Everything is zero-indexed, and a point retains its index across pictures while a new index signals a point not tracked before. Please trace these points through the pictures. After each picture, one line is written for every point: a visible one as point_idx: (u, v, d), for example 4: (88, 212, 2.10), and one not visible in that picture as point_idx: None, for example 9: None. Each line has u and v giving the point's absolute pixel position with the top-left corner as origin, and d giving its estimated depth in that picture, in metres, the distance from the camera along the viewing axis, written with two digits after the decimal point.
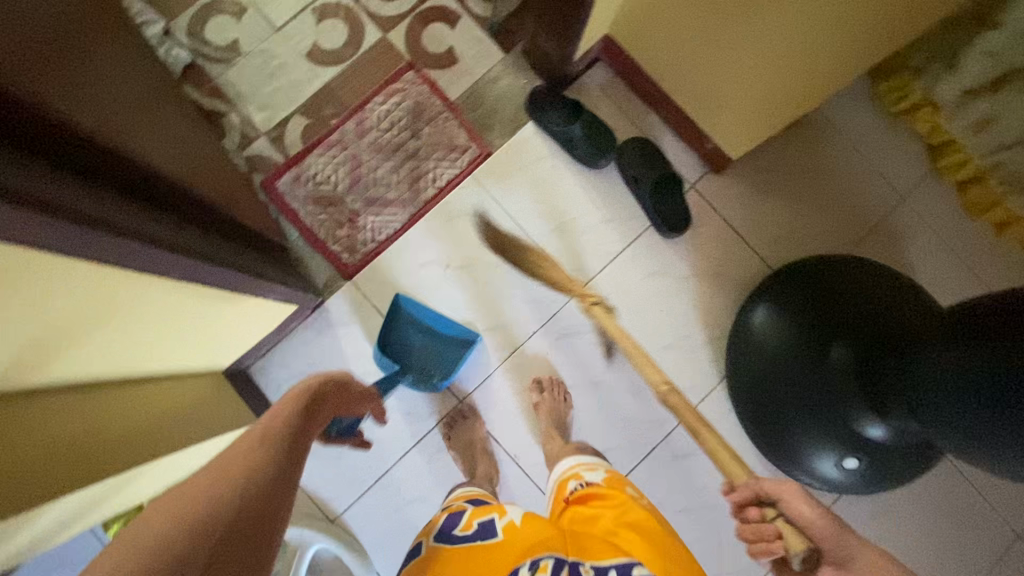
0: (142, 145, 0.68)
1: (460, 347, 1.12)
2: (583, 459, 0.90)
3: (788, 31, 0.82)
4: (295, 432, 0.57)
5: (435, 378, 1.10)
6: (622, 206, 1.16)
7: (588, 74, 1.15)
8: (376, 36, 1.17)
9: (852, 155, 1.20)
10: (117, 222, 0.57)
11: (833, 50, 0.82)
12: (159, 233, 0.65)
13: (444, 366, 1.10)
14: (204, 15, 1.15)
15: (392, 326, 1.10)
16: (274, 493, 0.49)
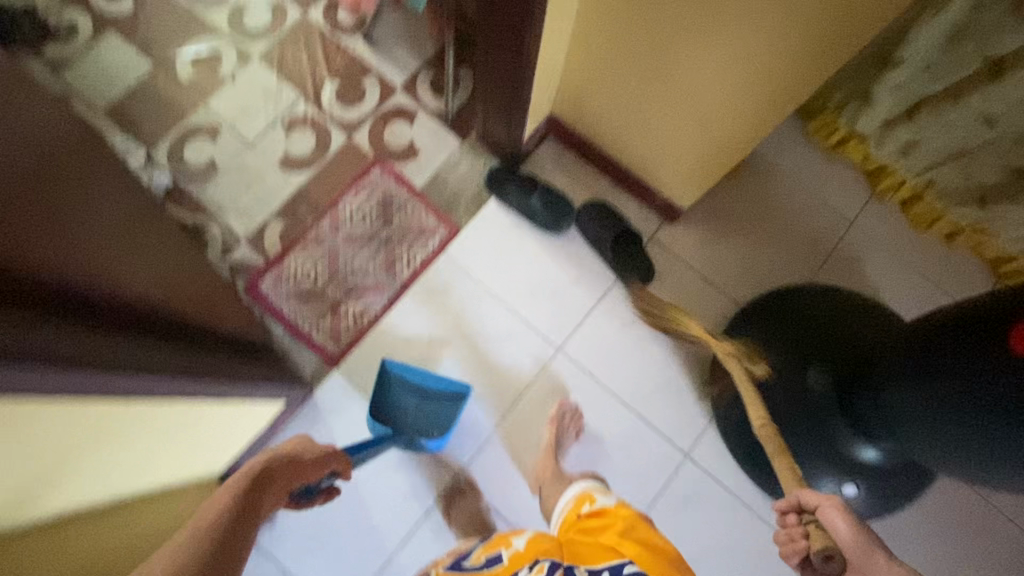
0: (124, 277, 0.73)
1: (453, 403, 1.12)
2: (595, 483, 0.90)
3: (713, 79, 0.89)
4: (252, 500, 0.62)
5: (431, 434, 1.09)
6: (587, 265, 1.22)
7: (539, 151, 1.26)
8: (342, 139, 1.27)
9: (796, 190, 1.28)
10: (107, 357, 0.61)
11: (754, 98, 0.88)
12: (147, 358, 0.68)
13: (439, 423, 1.10)
14: (181, 140, 1.25)
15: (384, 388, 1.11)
16: (237, 523, 0.57)
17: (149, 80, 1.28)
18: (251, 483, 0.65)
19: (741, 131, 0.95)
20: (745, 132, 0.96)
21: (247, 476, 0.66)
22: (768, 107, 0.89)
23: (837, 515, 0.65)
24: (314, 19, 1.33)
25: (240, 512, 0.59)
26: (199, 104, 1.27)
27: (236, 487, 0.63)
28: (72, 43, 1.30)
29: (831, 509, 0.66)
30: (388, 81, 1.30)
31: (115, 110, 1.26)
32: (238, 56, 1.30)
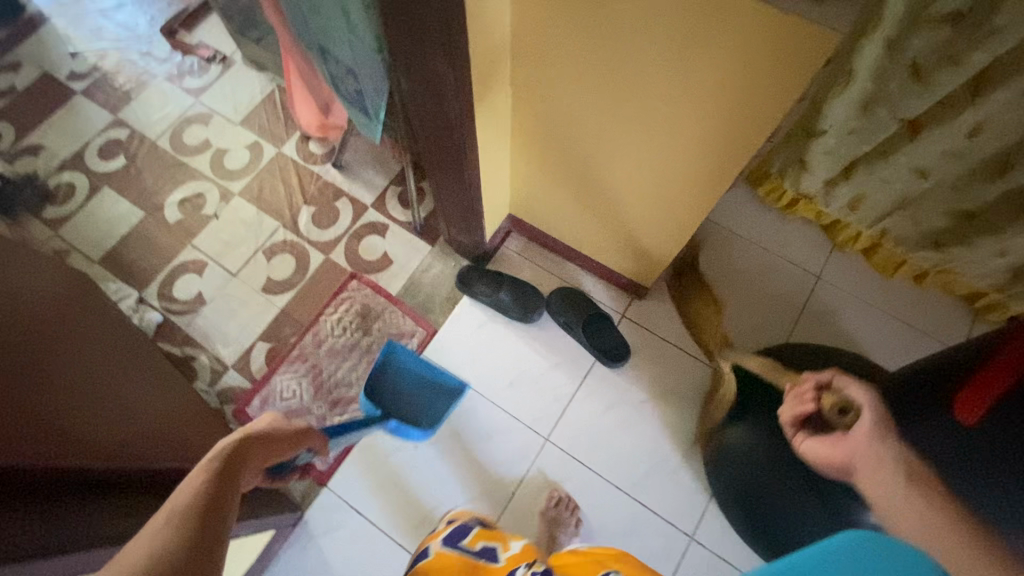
0: (90, 440, 0.72)
1: (446, 397, 1.20)
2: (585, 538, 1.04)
3: (648, 161, 0.87)
4: (232, 467, 0.60)
5: (421, 423, 1.17)
6: (565, 350, 1.23)
7: (505, 246, 1.33)
8: (320, 258, 1.35)
9: (757, 253, 1.32)
10: (57, 540, 0.58)
11: (690, 174, 0.85)
12: (110, 524, 0.65)
13: (431, 413, 1.18)
14: (170, 278, 1.33)
15: (385, 370, 1.21)
16: (213, 504, 0.53)
17: (139, 226, 1.39)
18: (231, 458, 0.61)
19: (684, 214, 0.96)
20: (688, 216, 0.96)
21: (224, 449, 0.61)
22: (700, 196, 0.89)
23: (858, 394, 0.75)
24: (288, 153, 1.46)
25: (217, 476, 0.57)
26: (186, 242, 1.37)
27: (214, 459, 0.59)
28: (70, 202, 1.42)
29: (859, 390, 0.75)
30: (359, 200, 1.40)
31: (109, 258, 1.35)
32: (220, 194, 1.42)
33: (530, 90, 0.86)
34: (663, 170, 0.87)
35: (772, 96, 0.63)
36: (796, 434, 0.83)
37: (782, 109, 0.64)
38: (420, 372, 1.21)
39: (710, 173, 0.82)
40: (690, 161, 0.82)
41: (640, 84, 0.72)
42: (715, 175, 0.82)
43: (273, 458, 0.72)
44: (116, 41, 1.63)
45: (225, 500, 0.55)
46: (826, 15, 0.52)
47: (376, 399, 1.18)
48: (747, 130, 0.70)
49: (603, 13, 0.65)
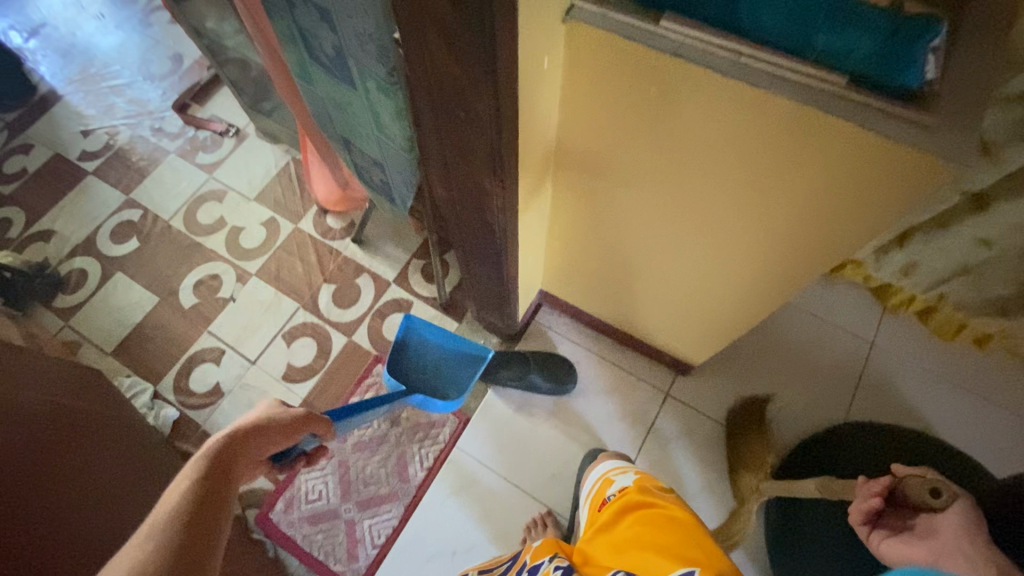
0: None
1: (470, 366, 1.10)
2: (616, 467, 0.92)
3: (692, 259, 0.80)
4: (223, 467, 0.55)
5: (449, 394, 1.08)
6: (606, 432, 1.17)
7: (536, 323, 1.27)
8: (343, 341, 1.28)
9: (806, 319, 1.24)
10: None
11: (742, 273, 0.77)
12: None
13: (457, 383, 1.09)
14: (186, 369, 1.27)
15: (401, 348, 1.08)
16: (206, 500, 0.49)
17: (154, 313, 1.33)
18: (220, 460, 0.55)
19: (730, 310, 0.88)
20: (746, 316, 0.87)
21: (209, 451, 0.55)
22: (760, 296, 0.80)
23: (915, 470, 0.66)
24: (305, 230, 1.41)
25: (207, 472, 0.53)
26: (203, 329, 1.31)
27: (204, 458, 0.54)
28: (82, 290, 1.37)
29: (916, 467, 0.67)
30: (381, 277, 1.35)
31: (123, 350, 1.30)
32: (237, 276, 1.36)
33: (575, 192, 0.80)
34: (714, 269, 0.80)
35: (860, 216, 0.57)
36: (871, 532, 0.68)
37: (872, 228, 0.58)
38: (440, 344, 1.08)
39: (775, 276, 0.74)
40: (742, 263, 0.75)
41: (709, 189, 0.64)
42: (783, 280, 0.74)
43: (274, 448, 0.65)
44: (129, 119, 1.60)
45: (211, 514, 0.48)
46: (944, 148, 0.45)
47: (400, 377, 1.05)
48: (830, 243, 0.63)
49: (678, 120, 0.57)
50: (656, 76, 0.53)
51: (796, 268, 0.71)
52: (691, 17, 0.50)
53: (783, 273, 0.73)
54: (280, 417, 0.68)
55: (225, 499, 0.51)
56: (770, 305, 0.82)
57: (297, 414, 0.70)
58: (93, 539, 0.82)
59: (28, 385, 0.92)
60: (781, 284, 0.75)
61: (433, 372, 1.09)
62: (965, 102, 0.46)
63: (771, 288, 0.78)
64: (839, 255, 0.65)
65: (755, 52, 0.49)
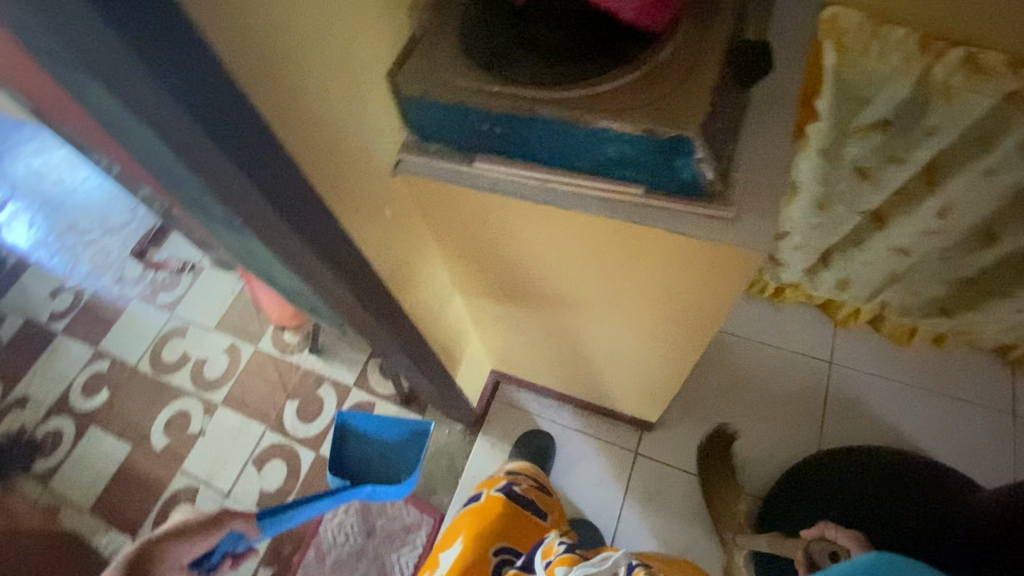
0: None
1: (416, 442, 1.01)
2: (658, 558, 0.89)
3: (595, 340, 0.82)
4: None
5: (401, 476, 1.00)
6: (582, 504, 1.15)
7: (496, 404, 1.26)
8: (312, 458, 1.29)
9: (760, 348, 1.24)
10: None
11: (643, 348, 0.79)
12: None
13: (409, 462, 1.01)
14: (164, 513, 1.28)
15: (343, 436, 1.01)
16: None
17: (129, 460, 1.36)
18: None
19: (654, 374, 0.90)
20: (673, 379, 0.88)
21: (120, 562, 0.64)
22: (672, 364, 0.82)
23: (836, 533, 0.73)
24: (265, 350, 1.45)
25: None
26: (176, 468, 1.33)
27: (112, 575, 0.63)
28: (59, 450, 1.40)
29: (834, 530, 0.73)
30: (342, 383, 1.37)
31: (102, 504, 1.31)
32: (204, 409, 1.39)
33: (475, 293, 0.83)
34: (617, 346, 0.82)
35: (710, 296, 0.59)
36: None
37: (726, 307, 0.61)
38: (380, 430, 1.00)
39: (671, 351, 0.77)
40: (637, 339, 0.77)
41: (581, 285, 0.67)
42: (681, 352, 0.76)
43: (192, 549, 0.69)
44: (93, 272, 1.68)
45: None
46: (740, 239, 0.49)
47: (342, 473, 0.98)
48: (702, 321, 0.65)
49: (521, 232, 0.60)
50: (487, 206, 0.57)
51: (684, 344, 0.73)
52: (500, 155, 0.55)
53: (675, 347, 0.75)
54: (197, 518, 0.71)
55: None
56: (684, 371, 0.83)
57: (211, 515, 0.71)
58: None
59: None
60: (679, 356, 0.77)
61: (381, 457, 1.01)
62: (755, 189, 0.50)
63: (674, 360, 0.79)
64: (717, 329, 0.67)
65: (560, 178, 0.53)
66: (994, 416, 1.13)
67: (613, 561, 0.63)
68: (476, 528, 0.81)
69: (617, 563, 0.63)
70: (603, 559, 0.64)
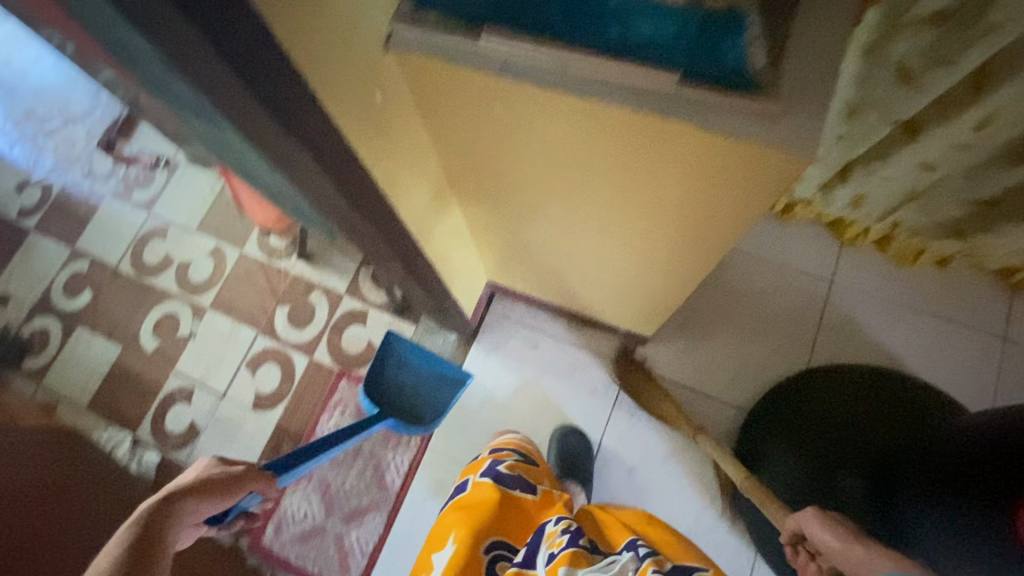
0: None
1: (451, 386, 1.14)
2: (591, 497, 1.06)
3: (595, 248, 0.79)
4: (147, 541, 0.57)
5: (424, 417, 1.10)
6: (573, 412, 1.18)
7: (490, 315, 1.25)
8: (306, 363, 1.29)
9: (763, 265, 1.21)
10: None
11: (647, 257, 0.76)
12: None
13: (435, 406, 1.11)
14: (162, 412, 1.30)
15: (381, 366, 1.10)
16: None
17: (121, 362, 1.35)
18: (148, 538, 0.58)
19: (656, 287, 0.87)
20: (674, 294, 0.87)
21: (135, 526, 0.57)
22: (677, 276, 0.79)
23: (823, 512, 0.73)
24: (251, 254, 1.39)
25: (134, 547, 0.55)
26: (169, 369, 1.33)
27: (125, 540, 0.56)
28: (48, 349, 1.39)
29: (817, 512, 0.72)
30: (332, 291, 1.33)
31: (99, 401, 1.33)
32: (193, 312, 1.37)
33: (474, 198, 0.77)
34: (618, 256, 0.79)
35: (734, 206, 0.55)
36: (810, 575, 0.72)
37: (748, 219, 0.56)
38: (419, 365, 1.12)
39: (680, 262, 0.73)
40: (643, 249, 0.73)
41: (596, 191, 0.62)
42: (686, 264, 0.73)
43: (213, 508, 0.68)
44: (59, 165, 1.56)
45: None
46: (783, 140, 0.43)
47: (375, 399, 1.07)
48: (717, 233, 0.61)
49: (528, 126, 0.53)
50: (493, 93, 0.50)
51: (693, 253, 0.69)
52: (510, 29, 0.46)
53: (683, 258, 0.72)
54: (221, 475, 0.71)
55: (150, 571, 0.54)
56: (688, 283, 0.81)
57: (236, 474, 0.73)
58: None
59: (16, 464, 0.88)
60: (685, 267, 0.74)
61: (411, 395, 1.11)
62: (807, 80, 0.43)
63: (679, 270, 0.77)
64: (730, 242, 0.64)
65: (582, 61, 0.45)
66: (984, 339, 1.14)
67: (620, 566, 0.71)
68: (471, 529, 0.77)
69: (625, 568, 0.70)
70: (610, 565, 0.71)
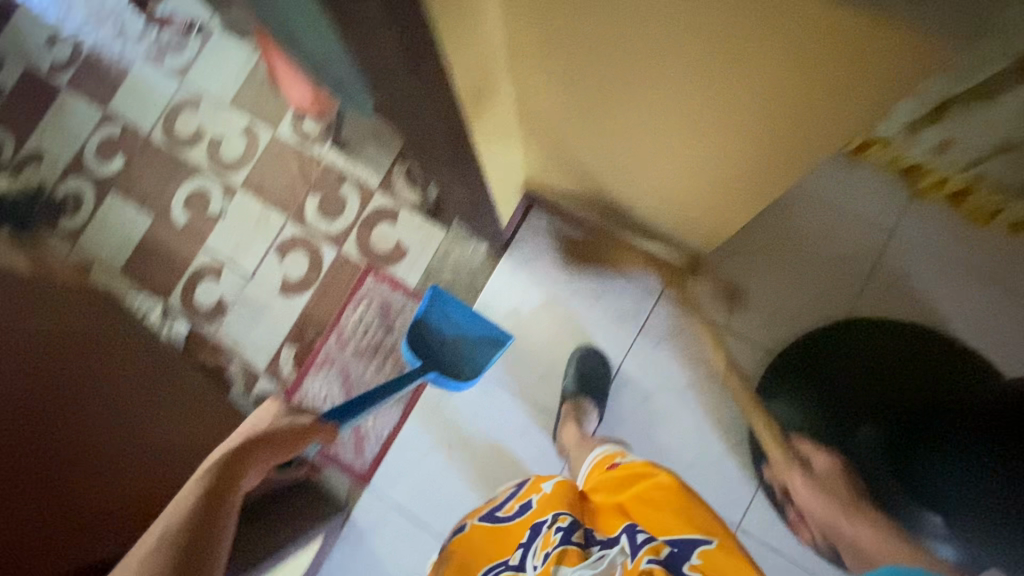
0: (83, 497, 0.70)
1: (491, 345, 1.15)
2: (617, 445, 1.02)
3: (673, 159, 0.75)
4: (226, 478, 0.64)
5: (462, 370, 1.13)
6: (598, 334, 1.17)
7: (525, 227, 1.20)
8: (333, 255, 1.28)
9: (821, 208, 1.14)
10: None
11: (732, 162, 0.72)
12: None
13: (473, 361, 1.14)
14: (190, 287, 1.32)
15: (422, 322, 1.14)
16: (208, 515, 0.59)
17: (152, 234, 1.35)
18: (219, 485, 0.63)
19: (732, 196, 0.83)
20: (747, 199, 0.82)
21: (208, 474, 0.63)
22: (762, 180, 0.74)
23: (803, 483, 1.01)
24: (284, 137, 1.34)
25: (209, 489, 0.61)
26: (199, 245, 1.33)
27: (197, 491, 0.61)
28: (82, 212, 1.39)
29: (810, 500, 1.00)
30: (365, 184, 1.29)
31: (132, 268, 1.35)
32: (224, 191, 1.35)
33: (533, 87, 0.71)
34: (696, 163, 0.75)
35: (851, 93, 0.49)
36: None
37: (866, 106, 0.51)
38: (457, 320, 1.14)
39: (773, 162, 0.69)
40: (730, 153, 0.69)
41: (677, 86, 0.57)
42: (766, 171, 0.71)
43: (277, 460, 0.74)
44: (90, 20, 1.48)
45: (211, 518, 0.59)
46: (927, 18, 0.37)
47: (415, 349, 1.10)
48: (820, 125, 0.57)
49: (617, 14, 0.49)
50: None
51: (788, 152, 0.65)
52: None
53: (777, 158, 0.67)
54: (286, 430, 0.77)
55: (223, 509, 0.61)
56: (773, 184, 0.75)
57: (299, 430, 0.79)
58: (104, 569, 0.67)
59: (54, 313, 0.83)
60: (777, 168, 0.70)
61: (450, 349, 1.13)
62: None
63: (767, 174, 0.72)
64: (836, 135, 0.58)
65: None
66: None
67: (609, 561, 0.76)
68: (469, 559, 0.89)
69: (615, 562, 0.76)
70: (600, 560, 0.76)
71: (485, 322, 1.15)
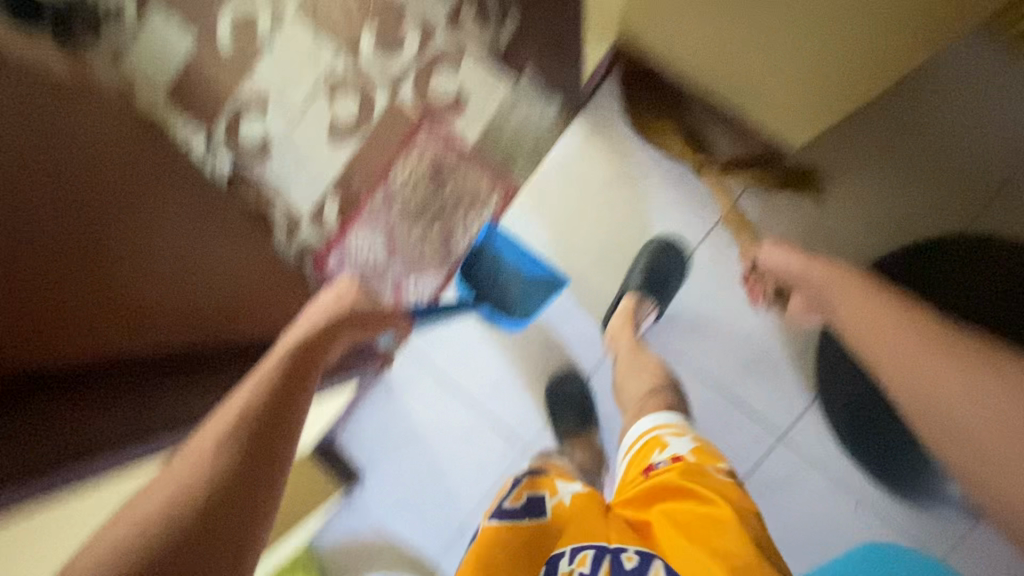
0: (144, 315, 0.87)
1: (545, 288, 1.11)
2: (669, 419, 0.89)
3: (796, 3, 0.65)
4: (307, 353, 0.75)
5: (513, 311, 1.11)
6: (667, 219, 1.06)
7: (604, 90, 1.07)
8: (386, 101, 1.16)
9: (960, 103, 0.96)
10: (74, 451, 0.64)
11: (867, 9, 0.61)
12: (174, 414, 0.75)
13: (525, 304, 1.11)
14: (235, 121, 1.24)
15: (479, 254, 1.13)
16: (286, 390, 0.65)
17: (194, 57, 1.24)
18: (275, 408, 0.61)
19: (850, 71, 0.72)
20: (864, 76, 0.72)
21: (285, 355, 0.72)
22: (900, 36, 0.63)
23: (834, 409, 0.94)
24: None
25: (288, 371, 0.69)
26: (245, 75, 1.23)
27: (262, 407, 0.61)
28: (119, 24, 1.27)
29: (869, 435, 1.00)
30: (428, 21, 1.13)
31: (173, 93, 1.25)
32: (272, 14, 1.21)
33: None
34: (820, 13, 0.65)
35: None
36: None
37: None
38: (516, 259, 1.11)
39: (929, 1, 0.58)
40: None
41: None
42: (882, 65, 0.68)
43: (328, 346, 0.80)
44: None
45: (273, 413, 0.61)
46: None
47: (469, 280, 1.13)
48: None
49: None
50: None
51: None
52: None
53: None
54: (341, 313, 0.87)
55: (293, 397, 0.65)
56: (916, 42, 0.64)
57: (366, 309, 0.91)
58: (240, 349, 0.94)
59: (85, 145, 0.90)
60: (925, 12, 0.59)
61: (505, 287, 1.12)
62: None
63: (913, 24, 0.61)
64: None
65: None
66: None
67: None
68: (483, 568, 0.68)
69: None
70: None
71: (540, 266, 1.11)
